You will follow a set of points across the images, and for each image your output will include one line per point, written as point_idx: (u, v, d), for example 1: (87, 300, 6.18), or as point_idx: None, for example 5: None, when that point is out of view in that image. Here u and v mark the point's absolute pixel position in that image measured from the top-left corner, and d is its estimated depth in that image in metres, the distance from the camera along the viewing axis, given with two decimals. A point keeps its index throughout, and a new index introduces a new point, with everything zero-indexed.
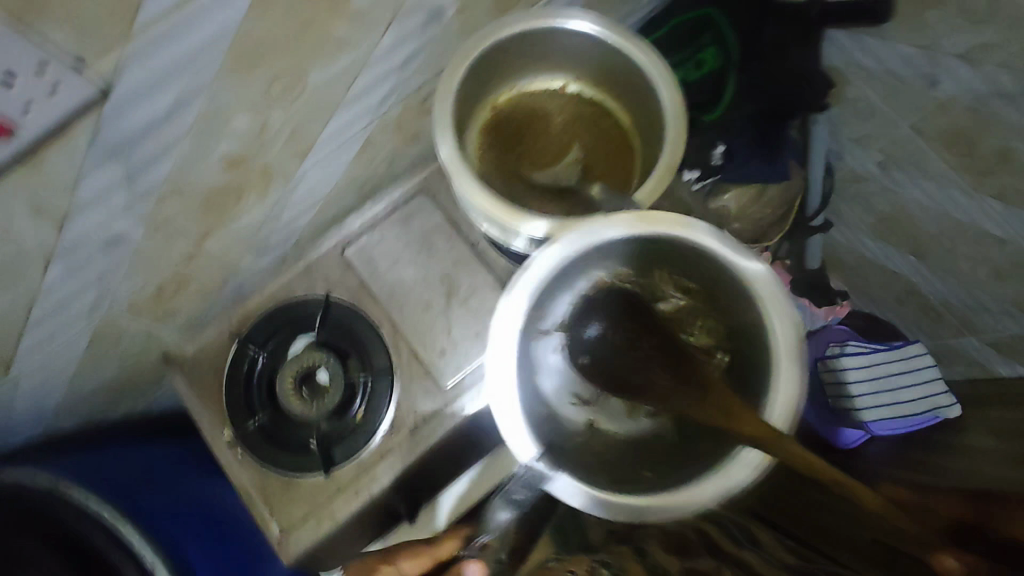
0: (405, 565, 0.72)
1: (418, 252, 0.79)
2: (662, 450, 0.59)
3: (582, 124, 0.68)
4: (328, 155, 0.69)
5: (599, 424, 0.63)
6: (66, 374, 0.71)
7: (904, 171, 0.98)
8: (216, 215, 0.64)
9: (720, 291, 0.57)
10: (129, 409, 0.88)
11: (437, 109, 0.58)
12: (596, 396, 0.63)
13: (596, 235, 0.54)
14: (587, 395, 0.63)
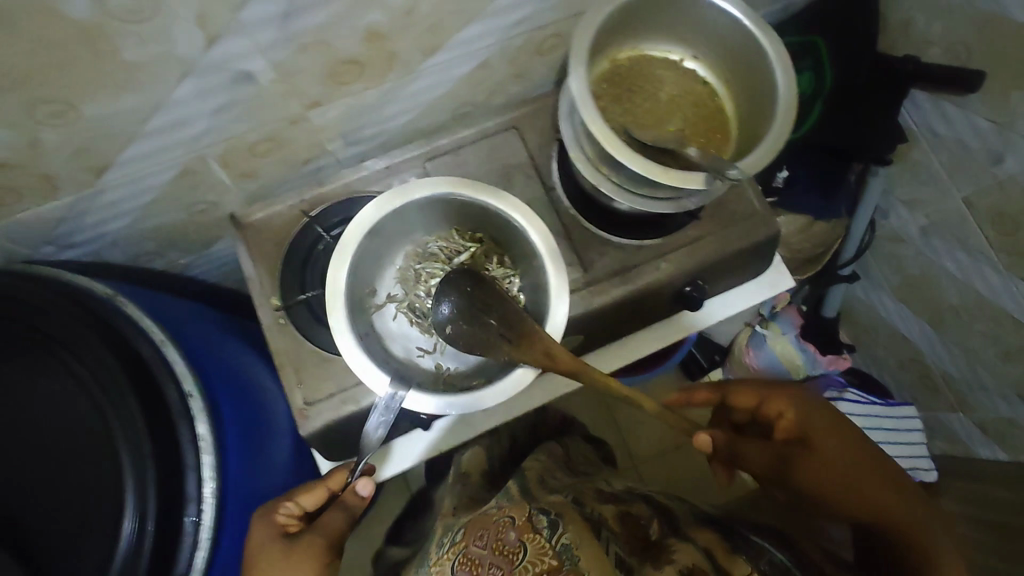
0: (307, 496, 0.71)
1: (496, 182, 0.82)
2: (481, 369, 0.77)
3: (688, 101, 0.71)
4: (447, 63, 0.72)
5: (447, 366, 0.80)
6: (142, 201, 0.73)
7: (940, 242, 1.04)
8: (332, 88, 0.67)
9: (500, 227, 0.77)
10: (175, 260, 0.91)
11: (578, 41, 0.60)
12: (435, 343, 0.81)
13: (405, 194, 0.73)
14: (427, 346, 0.81)
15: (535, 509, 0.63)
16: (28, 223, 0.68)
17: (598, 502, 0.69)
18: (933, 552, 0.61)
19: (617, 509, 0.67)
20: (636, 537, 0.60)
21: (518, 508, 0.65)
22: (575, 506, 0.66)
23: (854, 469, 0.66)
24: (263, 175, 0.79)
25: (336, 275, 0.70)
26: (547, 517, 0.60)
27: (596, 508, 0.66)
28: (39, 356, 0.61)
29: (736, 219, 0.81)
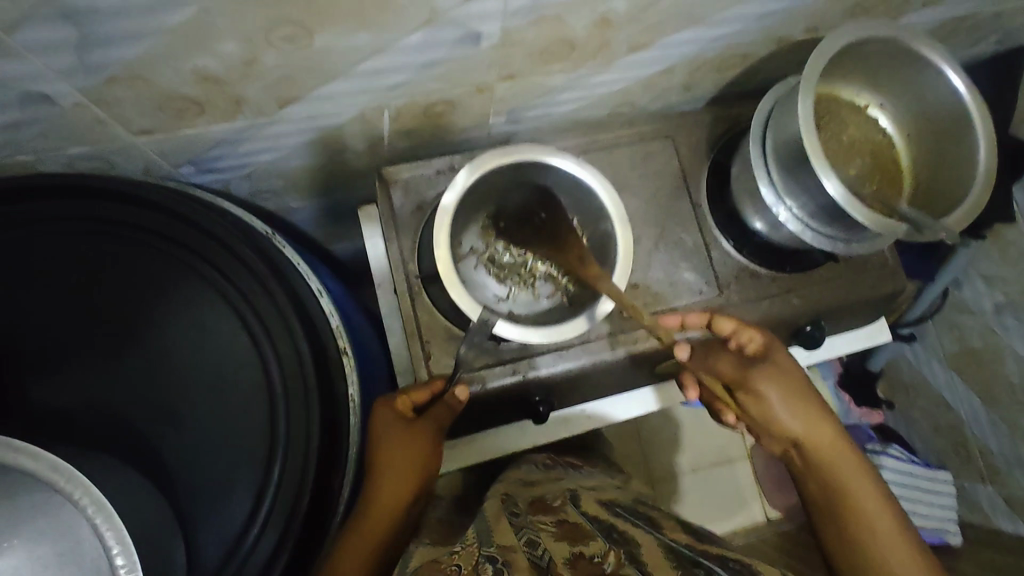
0: (417, 397, 0.68)
1: (644, 188, 0.81)
2: (561, 310, 0.76)
3: (868, 146, 0.72)
4: (640, 62, 0.71)
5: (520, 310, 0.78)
6: (301, 138, 0.70)
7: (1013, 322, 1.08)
8: (534, 65, 0.65)
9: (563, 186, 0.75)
10: (288, 202, 0.87)
11: (811, 72, 0.61)
12: (508, 293, 0.80)
13: (504, 154, 0.71)
14: (504, 293, 0.80)
15: (483, 556, 0.54)
16: (190, 141, 0.64)
17: (553, 538, 0.59)
18: (853, 505, 0.71)
19: (574, 542, 0.58)
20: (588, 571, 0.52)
21: (470, 551, 0.56)
22: (529, 548, 0.57)
23: (808, 425, 0.73)
24: (419, 135, 0.76)
25: (438, 228, 0.68)
26: (494, 564, 0.53)
27: (548, 544, 0.57)
28: (194, 282, 0.60)
29: (867, 268, 0.82)
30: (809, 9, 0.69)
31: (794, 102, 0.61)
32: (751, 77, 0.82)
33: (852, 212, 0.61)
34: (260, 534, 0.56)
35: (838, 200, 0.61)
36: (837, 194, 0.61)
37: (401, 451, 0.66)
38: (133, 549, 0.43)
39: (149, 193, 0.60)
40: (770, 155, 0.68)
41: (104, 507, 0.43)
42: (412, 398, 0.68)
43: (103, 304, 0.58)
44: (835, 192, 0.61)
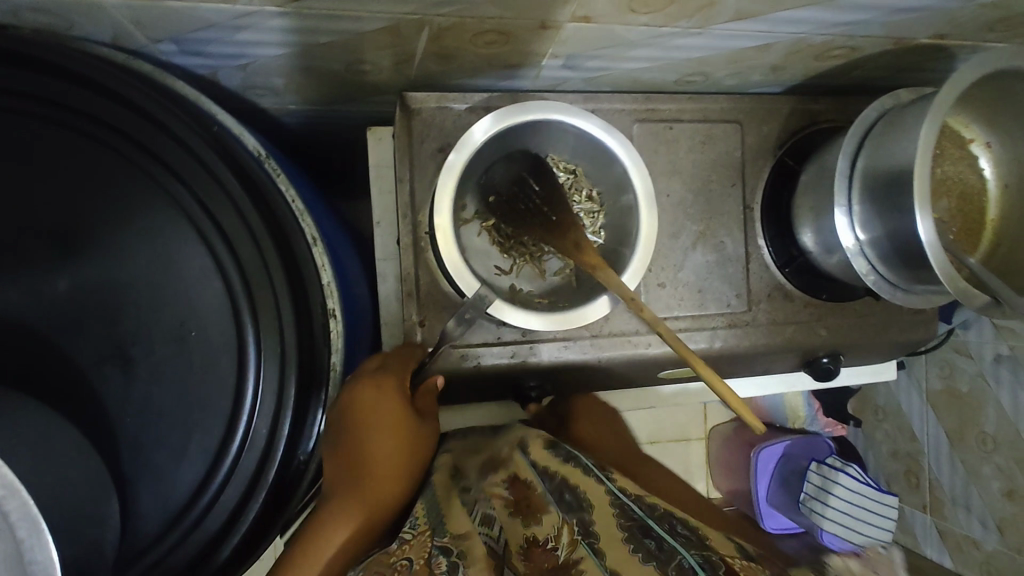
0: (405, 374, 0.57)
1: (696, 176, 0.72)
2: (570, 293, 0.64)
3: (957, 188, 0.63)
4: (736, 33, 0.59)
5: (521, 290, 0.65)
6: (316, 38, 0.57)
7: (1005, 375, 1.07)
8: (614, 11, 0.53)
9: (591, 155, 0.63)
10: (285, 104, 0.73)
11: (942, 97, 0.52)
12: (509, 267, 0.65)
13: (521, 109, 0.58)
14: (505, 266, 0.65)
15: (437, 548, 0.45)
16: (174, 15, 0.50)
17: (507, 510, 0.51)
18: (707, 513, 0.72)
19: (524, 518, 0.50)
20: (541, 568, 0.45)
21: (421, 539, 0.47)
22: (484, 529, 0.48)
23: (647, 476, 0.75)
24: (457, 61, 0.63)
25: (441, 191, 0.57)
26: (451, 559, 0.43)
27: (504, 526, 0.49)
28: (155, 205, 0.47)
29: (902, 312, 0.77)
30: (950, 12, 0.57)
31: (918, 129, 0.52)
32: (846, 72, 0.71)
33: (934, 261, 0.52)
34: (217, 498, 0.47)
35: (927, 245, 0.52)
36: (929, 239, 0.52)
37: (394, 426, 0.55)
38: (48, 548, 0.33)
39: (112, 82, 0.46)
40: (855, 176, 0.60)
41: (15, 490, 0.32)
42: (400, 373, 0.57)
43: (44, 210, 0.46)
44: (925, 236, 0.52)
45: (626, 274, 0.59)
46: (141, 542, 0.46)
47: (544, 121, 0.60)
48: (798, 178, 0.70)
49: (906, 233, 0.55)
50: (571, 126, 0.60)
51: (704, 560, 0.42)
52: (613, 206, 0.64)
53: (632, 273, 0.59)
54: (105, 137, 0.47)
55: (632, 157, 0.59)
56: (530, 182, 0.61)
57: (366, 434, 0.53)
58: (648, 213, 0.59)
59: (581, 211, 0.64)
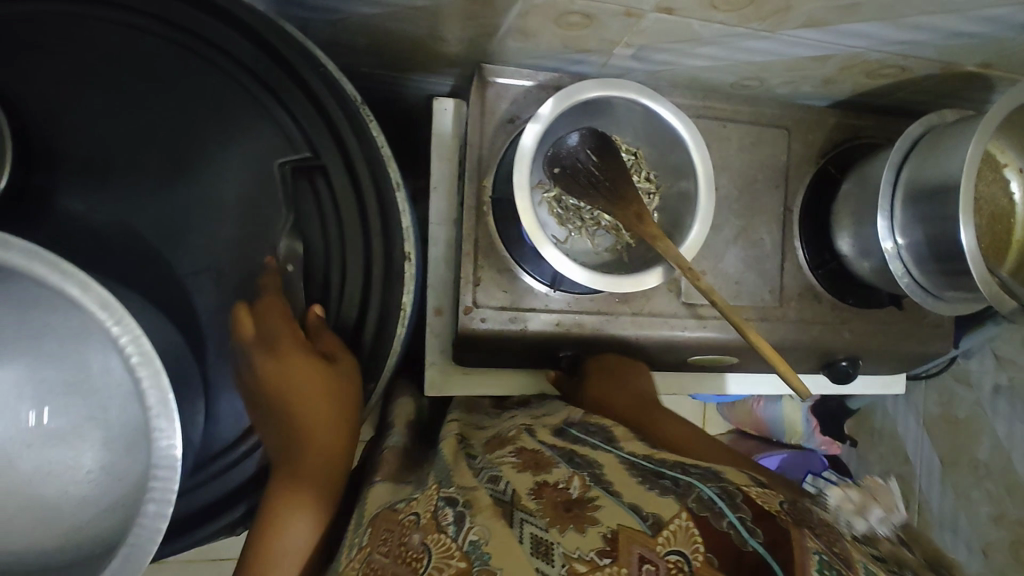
0: (281, 327, 0.48)
1: (742, 174, 0.76)
2: (622, 266, 0.67)
3: (989, 207, 0.68)
4: (800, 41, 0.64)
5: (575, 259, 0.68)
6: (412, 1, 0.60)
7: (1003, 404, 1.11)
8: (696, 6, 0.57)
9: (654, 138, 0.67)
10: (359, 65, 0.77)
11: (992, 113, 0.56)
12: (565, 237, 0.69)
13: (597, 87, 0.62)
14: (560, 236, 0.69)
15: (441, 499, 0.47)
16: None
17: (514, 469, 0.51)
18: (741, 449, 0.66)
19: (534, 470, 0.51)
20: (554, 501, 0.45)
21: (426, 496, 0.49)
22: (492, 486, 0.49)
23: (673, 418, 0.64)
24: (535, 40, 0.67)
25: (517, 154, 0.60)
26: (456, 509, 0.45)
27: (511, 478, 0.50)
28: (259, 133, 0.51)
29: (922, 324, 0.81)
30: (998, 42, 0.62)
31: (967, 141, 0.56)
32: (891, 92, 0.76)
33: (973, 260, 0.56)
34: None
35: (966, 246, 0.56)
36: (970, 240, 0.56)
37: (301, 377, 0.47)
38: (175, 415, 0.35)
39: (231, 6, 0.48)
40: (898, 183, 0.64)
41: (150, 360, 0.35)
42: (275, 323, 0.48)
43: (160, 126, 0.49)
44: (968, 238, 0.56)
45: (683, 247, 0.62)
46: (218, 444, 0.49)
47: (618, 101, 0.63)
48: (840, 186, 0.74)
49: (944, 239, 0.60)
50: (642, 108, 0.63)
51: (722, 492, 0.43)
52: (668, 189, 0.68)
53: (689, 247, 0.62)
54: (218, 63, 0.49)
55: (693, 135, 0.62)
56: (596, 157, 0.65)
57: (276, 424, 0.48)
58: (706, 198, 0.62)
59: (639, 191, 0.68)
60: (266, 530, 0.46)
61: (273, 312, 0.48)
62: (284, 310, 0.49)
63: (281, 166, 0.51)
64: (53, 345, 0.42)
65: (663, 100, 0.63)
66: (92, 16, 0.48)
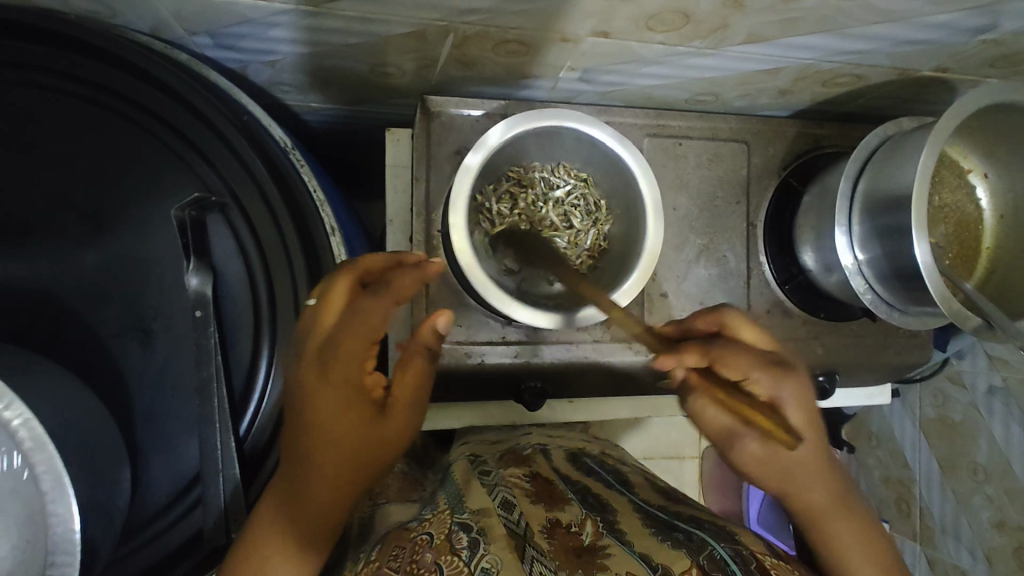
0: (350, 345, 0.44)
1: (703, 192, 0.74)
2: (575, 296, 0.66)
3: (954, 216, 0.66)
4: (747, 56, 0.62)
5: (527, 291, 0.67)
6: (345, 39, 0.59)
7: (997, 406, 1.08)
8: (631, 29, 0.56)
9: (605, 167, 0.65)
10: (307, 102, 0.76)
11: (944, 122, 0.54)
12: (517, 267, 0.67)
13: (538, 115, 0.60)
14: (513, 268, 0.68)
15: (455, 524, 0.45)
16: (219, 12, 0.53)
17: (526, 500, 0.51)
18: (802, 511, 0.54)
19: (547, 504, 0.51)
20: (566, 546, 0.44)
21: (440, 517, 0.47)
22: (505, 512, 0.47)
23: (814, 454, 0.53)
24: (477, 68, 0.66)
25: (457, 189, 0.59)
26: (471, 535, 0.43)
27: (525, 510, 0.49)
28: (182, 190, 0.49)
29: (899, 334, 0.78)
30: (952, 47, 0.60)
31: (918, 153, 0.54)
32: (852, 100, 0.73)
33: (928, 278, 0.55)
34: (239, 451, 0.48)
35: (921, 262, 0.55)
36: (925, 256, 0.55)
37: (344, 405, 0.45)
38: (71, 498, 0.35)
39: (136, 57, 0.47)
40: (856, 196, 0.62)
41: (43, 444, 0.34)
42: (352, 332, 0.44)
43: (77, 187, 0.48)
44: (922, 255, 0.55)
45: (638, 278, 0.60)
46: (148, 512, 0.47)
47: (560, 130, 0.62)
48: (801, 199, 0.72)
49: (903, 257, 0.58)
50: (587, 137, 0.62)
51: (736, 555, 0.43)
52: (619, 216, 0.66)
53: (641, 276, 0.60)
54: (137, 121, 0.48)
55: (640, 161, 0.61)
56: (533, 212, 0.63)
57: (316, 426, 0.44)
58: (655, 224, 0.61)
59: (588, 219, 0.66)
60: (239, 559, 0.42)
61: (367, 319, 0.44)
62: (375, 323, 0.44)
63: (179, 214, 0.48)
64: None
65: (606, 125, 0.62)
66: (9, 81, 0.47)
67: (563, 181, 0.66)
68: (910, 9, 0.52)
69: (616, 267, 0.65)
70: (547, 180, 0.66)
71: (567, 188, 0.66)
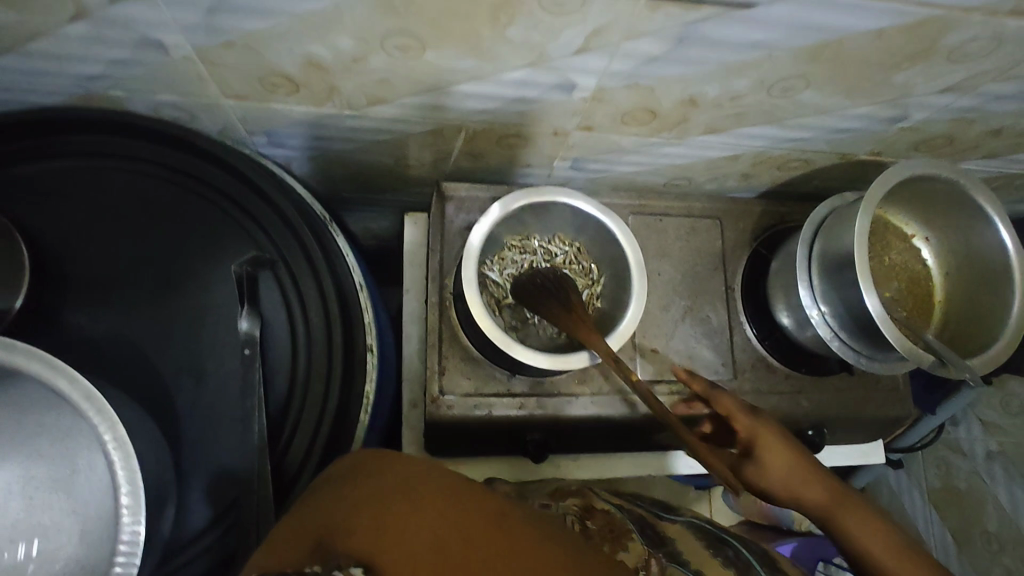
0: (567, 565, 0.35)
1: (682, 260, 0.83)
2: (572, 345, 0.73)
3: (904, 274, 0.74)
4: (708, 144, 0.74)
5: (529, 341, 0.74)
6: (375, 135, 0.72)
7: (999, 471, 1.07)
8: (608, 124, 0.69)
9: (594, 235, 0.75)
10: (339, 191, 0.88)
11: (874, 189, 0.64)
12: (519, 320, 0.75)
13: (536, 192, 0.71)
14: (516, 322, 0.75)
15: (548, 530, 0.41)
16: (278, 116, 0.67)
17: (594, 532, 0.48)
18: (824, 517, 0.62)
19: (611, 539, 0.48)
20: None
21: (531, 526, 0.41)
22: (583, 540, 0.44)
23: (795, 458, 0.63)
24: (483, 159, 0.78)
25: (467, 253, 0.68)
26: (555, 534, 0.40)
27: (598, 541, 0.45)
28: (238, 251, 0.59)
29: (877, 387, 0.84)
30: (878, 133, 0.72)
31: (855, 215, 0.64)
32: (807, 181, 0.85)
33: (882, 323, 0.62)
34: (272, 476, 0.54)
35: (873, 310, 0.62)
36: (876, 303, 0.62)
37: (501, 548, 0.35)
38: (139, 493, 0.42)
39: (208, 144, 0.58)
40: (814, 259, 0.71)
41: (124, 444, 0.42)
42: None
43: (155, 249, 0.57)
44: (872, 302, 0.62)
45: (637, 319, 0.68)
46: (186, 535, 0.52)
47: (554, 204, 0.72)
48: (770, 264, 0.81)
49: (861, 307, 0.65)
50: (579, 210, 0.72)
51: None
52: (610, 278, 0.75)
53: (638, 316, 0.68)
54: (205, 196, 0.59)
55: (623, 228, 0.71)
56: (547, 278, 0.71)
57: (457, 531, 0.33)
58: (639, 281, 0.69)
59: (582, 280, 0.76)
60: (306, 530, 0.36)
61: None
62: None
63: (237, 269, 0.57)
64: (40, 446, 0.49)
65: (593, 200, 0.72)
66: (105, 166, 0.58)
67: (559, 249, 0.77)
68: (831, 103, 0.65)
69: (606, 320, 0.73)
70: (545, 248, 0.76)
71: (562, 255, 0.77)
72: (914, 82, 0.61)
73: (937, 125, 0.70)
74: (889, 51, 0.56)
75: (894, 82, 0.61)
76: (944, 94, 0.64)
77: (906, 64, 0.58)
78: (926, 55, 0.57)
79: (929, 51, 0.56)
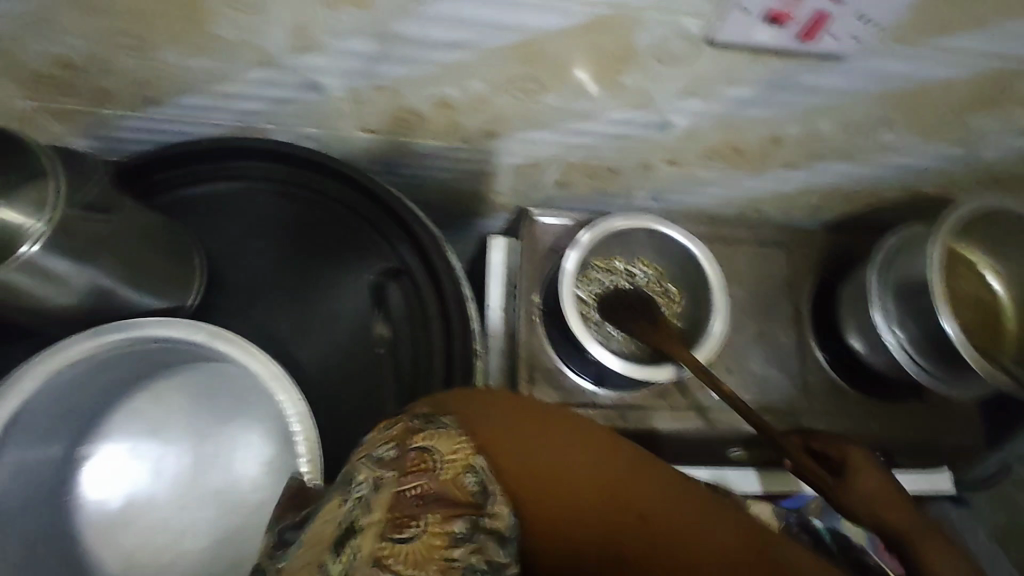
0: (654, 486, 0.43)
1: (753, 285, 0.88)
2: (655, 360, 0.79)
3: (975, 303, 0.78)
4: (783, 178, 0.80)
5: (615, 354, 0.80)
6: (478, 166, 0.81)
7: None
8: (692, 159, 0.76)
9: (675, 259, 0.81)
10: (433, 215, 0.96)
11: (947, 221, 0.69)
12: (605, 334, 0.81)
13: (624, 218, 0.78)
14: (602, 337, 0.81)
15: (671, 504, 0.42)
16: (398, 148, 0.76)
17: None
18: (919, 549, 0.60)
19: None
20: None
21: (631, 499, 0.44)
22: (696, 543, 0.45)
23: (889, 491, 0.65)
24: (570, 188, 0.86)
25: (563, 271, 0.75)
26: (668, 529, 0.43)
27: None
28: (370, 263, 0.67)
29: (946, 414, 0.86)
30: (946, 170, 0.77)
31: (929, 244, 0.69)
32: (874, 213, 0.90)
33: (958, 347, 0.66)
34: None
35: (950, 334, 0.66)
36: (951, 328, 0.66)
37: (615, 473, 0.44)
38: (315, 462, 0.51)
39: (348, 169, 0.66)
40: (888, 286, 0.75)
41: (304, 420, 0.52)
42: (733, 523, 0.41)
43: (302, 260, 0.66)
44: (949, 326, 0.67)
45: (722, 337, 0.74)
46: None
47: (640, 230, 0.79)
48: (840, 291, 0.86)
49: (935, 331, 0.70)
50: (663, 236, 0.79)
51: None
52: (690, 299, 0.81)
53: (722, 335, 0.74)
54: (343, 213, 0.67)
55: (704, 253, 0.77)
56: (634, 297, 0.77)
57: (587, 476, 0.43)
58: (721, 302, 0.75)
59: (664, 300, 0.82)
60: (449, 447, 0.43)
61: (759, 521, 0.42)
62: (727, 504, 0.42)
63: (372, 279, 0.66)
64: (211, 423, 0.59)
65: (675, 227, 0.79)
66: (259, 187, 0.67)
67: (641, 271, 0.83)
68: (904, 143, 0.70)
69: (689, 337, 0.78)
70: (628, 270, 0.83)
71: (644, 277, 0.83)
72: (983, 125, 0.67)
73: (1004, 164, 0.75)
74: (961, 98, 0.62)
75: (966, 125, 0.67)
76: (1011, 137, 0.69)
77: (977, 110, 0.64)
78: (996, 102, 0.63)
79: (998, 99, 0.62)
